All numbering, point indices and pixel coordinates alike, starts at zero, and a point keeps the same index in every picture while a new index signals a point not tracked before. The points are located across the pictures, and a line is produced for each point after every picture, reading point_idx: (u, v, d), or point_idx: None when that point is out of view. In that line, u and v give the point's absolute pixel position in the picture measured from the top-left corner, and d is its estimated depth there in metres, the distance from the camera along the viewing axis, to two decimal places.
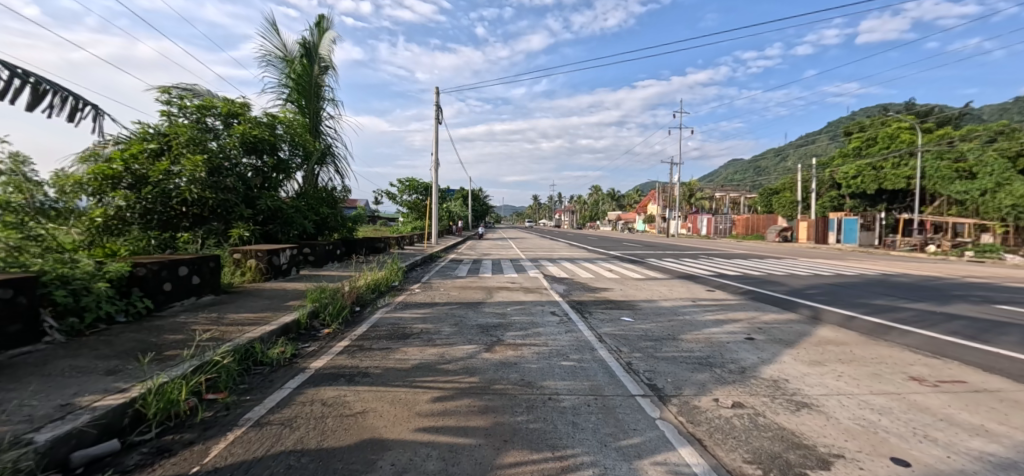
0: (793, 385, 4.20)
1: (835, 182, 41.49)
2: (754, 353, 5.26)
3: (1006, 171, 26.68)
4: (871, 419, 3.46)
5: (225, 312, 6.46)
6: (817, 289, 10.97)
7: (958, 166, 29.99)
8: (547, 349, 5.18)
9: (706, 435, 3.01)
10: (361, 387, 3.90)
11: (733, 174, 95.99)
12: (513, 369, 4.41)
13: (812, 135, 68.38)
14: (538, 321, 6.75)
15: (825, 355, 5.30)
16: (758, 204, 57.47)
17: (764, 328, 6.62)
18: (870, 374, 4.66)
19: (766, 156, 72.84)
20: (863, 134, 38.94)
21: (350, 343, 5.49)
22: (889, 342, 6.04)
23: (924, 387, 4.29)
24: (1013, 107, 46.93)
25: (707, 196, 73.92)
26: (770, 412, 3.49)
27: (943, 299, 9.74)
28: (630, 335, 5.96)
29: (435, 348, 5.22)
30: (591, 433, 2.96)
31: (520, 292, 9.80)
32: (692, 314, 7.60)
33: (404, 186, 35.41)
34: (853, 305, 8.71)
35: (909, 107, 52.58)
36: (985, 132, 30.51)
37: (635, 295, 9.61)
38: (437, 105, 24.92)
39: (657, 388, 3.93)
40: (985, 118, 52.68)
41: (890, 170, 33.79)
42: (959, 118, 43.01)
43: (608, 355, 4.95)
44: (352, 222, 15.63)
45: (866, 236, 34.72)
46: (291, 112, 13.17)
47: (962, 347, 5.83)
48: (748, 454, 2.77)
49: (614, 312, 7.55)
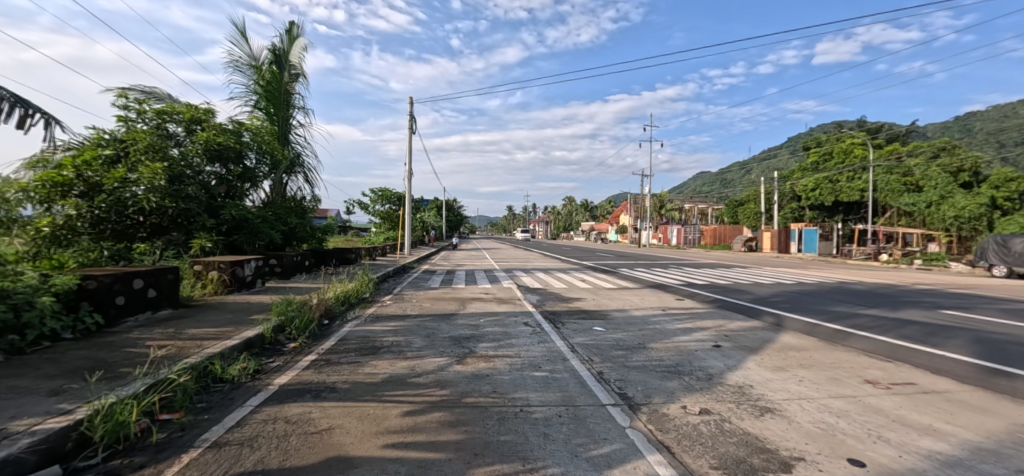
0: (758, 390, 4.33)
1: (796, 195, 43.42)
2: (721, 360, 5.40)
3: (948, 185, 29.20)
4: (830, 422, 3.61)
5: (184, 327, 6.13)
6: (780, 297, 11.41)
7: (907, 180, 32.02)
8: (520, 360, 5.17)
9: (674, 443, 3.06)
10: (328, 402, 3.77)
11: (700, 186, 99.23)
12: (485, 381, 4.36)
13: (774, 149, 71.82)
14: (511, 332, 6.75)
15: (787, 361, 5.51)
16: (724, 216, 59.68)
17: (730, 336, 6.82)
18: (829, 378, 4.86)
19: (732, 169, 76.16)
20: (821, 149, 41.28)
21: (316, 358, 5.32)
22: (847, 347, 6.34)
23: (878, 390, 4.51)
24: (953, 126, 50.79)
25: (677, 207, 75.93)
26: (736, 418, 3.57)
27: (896, 305, 10.31)
28: (602, 344, 6.02)
29: (406, 361, 5.12)
30: (563, 444, 2.96)
31: (493, 303, 9.75)
32: (663, 322, 7.76)
33: (377, 195, 34.85)
34: (814, 312, 9.10)
35: (862, 124, 55.98)
36: (929, 148, 32.80)
37: (608, 304, 9.76)
38: (411, 115, 24.79)
39: (626, 397, 3.97)
40: (929, 134, 56.60)
41: (846, 183, 35.81)
42: (906, 135, 46.17)
43: (580, 365, 4.98)
44: (323, 232, 15.33)
45: (825, 246, 36.44)
46: (258, 119, 12.85)
47: (914, 351, 6.15)
48: (714, 459, 2.84)
49: (587, 322, 7.62)
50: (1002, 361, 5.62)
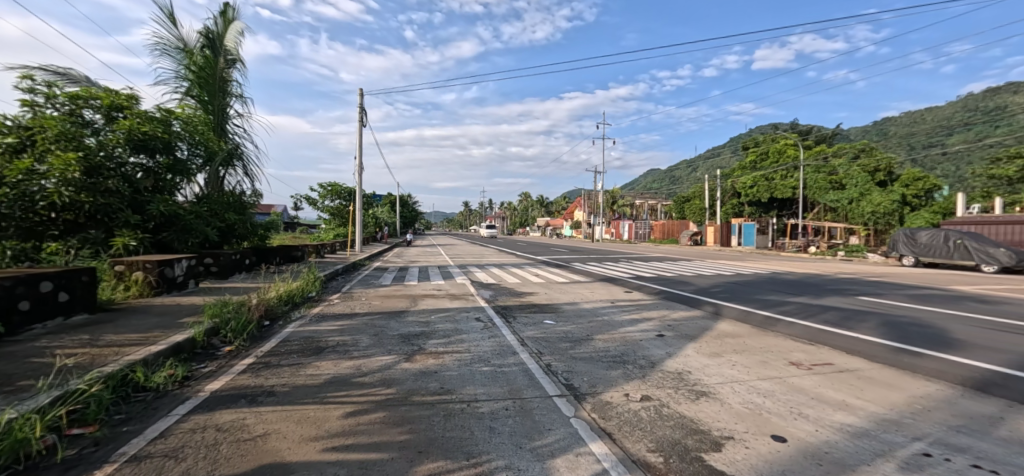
0: (695, 375, 4.58)
1: (736, 191, 46.11)
2: (663, 348, 5.66)
3: (867, 183, 31.84)
4: (757, 402, 3.88)
5: (102, 333, 5.61)
6: (720, 287, 12.12)
7: (832, 178, 34.91)
8: (469, 356, 5.16)
9: (616, 429, 3.17)
10: (265, 407, 3.58)
11: (650, 182, 103.13)
12: (433, 377, 4.32)
13: (718, 148, 75.86)
14: (462, 328, 6.72)
15: (722, 347, 5.86)
16: (672, 211, 62.37)
17: (673, 325, 7.17)
18: (759, 362, 5.22)
19: (679, 167, 79.75)
20: (758, 149, 44.12)
21: (254, 361, 5.04)
22: (776, 332, 6.84)
23: (801, 371, 4.90)
24: (872, 129, 55.80)
25: (628, 203, 78.28)
26: (674, 403, 3.76)
27: (821, 293, 11.25)
28: (551, 337, 6.13)
29: (352, 360, 4.96)
30: (508, 437, 2.98)
31: (446, 299, 9.65)
32: (611, 314, 8.03)
33: (326, 190, 33.41)
34: (749, 301, 9.74)
35: (795, 126, 60.32)
36: (851, 150, 35.88)
37: (559, 298, 9.95)
38: (361, 107, 23.91)
39: (573, 387, 4.07)
40: (852, 136, 61.81)
41: (780, 181, 38.48)
42: (832, 137, 50.22)
43: (529, 358, 5.04)
44: (265, 228, 14.51)
45: (761, 239, 39.06)
46: (190, 107, 11.92)
47: (832, 334, 6.74)
48: (652, 443, 2.97)
49: (537, 316, 7.73)
50: (906, 341, 6.28)
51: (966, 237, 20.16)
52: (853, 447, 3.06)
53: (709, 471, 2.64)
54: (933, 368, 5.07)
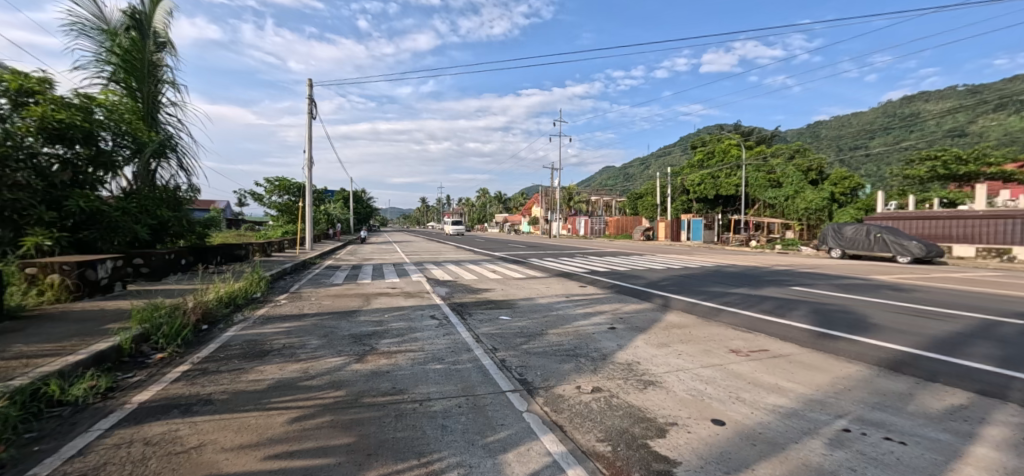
0: (643, 366, 4.77)
1: (685, 188, 48.25)
2: (614, 341, 5.84)
3: (801, 182, 34.60)
4: (701, 389, 4.09)
5: (9, 343, 5.05)
6: (668, 280, 12.69)
7: (771, 177, 37.50)
8: (423, 354, 5.09)
9: (567, 422, 3.24)
10: (201, 416, 3.37)
11: (605, 180, 105.87)
12: (384, 378, 4.23)
13: (668, 147, 79.01)
14: (416, 326, 6.63)
15: (670, 337, 6.14)
16: (626, 208, 64.32)
17: (624, 317, 7.43)
18: (702, 350, 5.51)
19: (633, 165, 82.36)
20: (704, 149, 46.41)
21: (190, 368, 4.72)
22: (718, 322, 7.25)
23: (740, 357, 5.23)
24: (806, 132, 60.18)
25: (585, 199, 79.81)
26: (623, 393, 3.90)
27: (759, 284, 12.04)
28: (505, 333, 6.17)
29: (299, 363, 4.76)
30: (460, 434, 2.97)
31: (400, 297, 9.47)
32: (565, 308, 8.19)
33: (273, 185, 31.69)
34: (695, 293, 10.26)
35: (738, 127, 63.88)
36: (787, 150, 38.52)
37: (515, 294, 10.03)
38: (311, 99, 22.86)
39: (526, 382, 4.12)
40: (788, 137, 66.34)
41: (724, 179, 40.74)
42: (771, 139, 53.73)
43: (483, 355, 5.05)
44: (204, 226, 13.59)
45: (708, 234, 41.16)
46: (115, 94, 10.89)
47: (768, 322, 7.23)
48: (601, 433, 3.07)
49: (493, 312, 7.75)
50: (832, 327, 6.84)
51: (884, 231, 22.26)
52: (783, 427, 3.31)
53: (653, 456, 2.76)
54: (854, 350, 5.57)
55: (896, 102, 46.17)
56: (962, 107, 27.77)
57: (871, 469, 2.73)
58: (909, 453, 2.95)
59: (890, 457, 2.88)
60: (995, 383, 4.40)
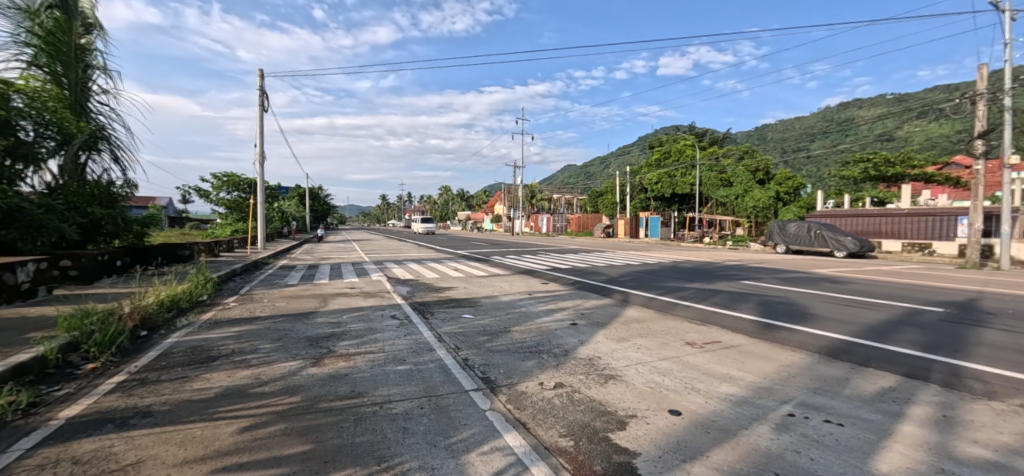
0: (604, 360, 4.87)
1: (643, 187, 49.73)
2: (576, 336, 5.94)
3: (750, 182, 36.59)
4: (658, 381, 4.23)
5: None
6: (628, 276, 13.05)
7: (723, 177, 39.34)
8: (383, 355, 4.97)
9: (530, 419, 3.26)
10: (138, 430, 3.12)
11: (567, 178, 107.24)
12: (342, 381, 4.09)
13: (627, 147, 81.06)
14: (376, 327, 6.46)
15: (629, 332, 6.31)
16: (587, 206, 65.47)
17: (585, 313, 7.57)
18: (660, 344, 5.70)
19: (594, 164, 83.97)
20: (662, 148, 47.99)
21: (127, 378, 4.37)
22: (674, 316, 7.53)
23: (695, 349, 5.45)
24: (755, 134, 63.48)
25: (547, 197, 80.47)
26: (585, 388, 3.97)
27: (712, 279, 12.61)
28: (468, 332, 6.13)
29: (250, 369, 4.52)
30: (422, 436, 2.92)
31: (360, 297, 9.20)
32: (528, 305, 8.24)
33: (220, 181, 29.88)
34: (653, 288, 10.61)
35: (693, 129, 66.44)
36: (737, 151, 40.53)
37: (478, 292, 9.98)
38: (262, 90, 21.72)
39: (489, 380, 4.11)
40: (738, 139, 69.69)
41: (680, 178, 42.31)
42: (722, 140, 56.27)
43: (445, 354, 4.99)
44: (143, 225, 12.63)
45: (665, 232, 42.61)
46: (36, 78, 9.89)
47: (721, 315, 7.58)
48: (563, 428, 3.11)
49: (455, 310, 7.68)
50: (777, 318, 7.26)
51: (823, 228, 23.88)
52: (735, 414, 3.48)
53: (614, 449, 2.82)
54: (797, 339, 5.94)
55: (833, 108, 49.64)
56: (890, 114, 30.22)
57: (814, 450, 2.92)
58: (846, 434, 3.17)
59: (829, 438, 3.10)
60: (919, 366, 4.82)
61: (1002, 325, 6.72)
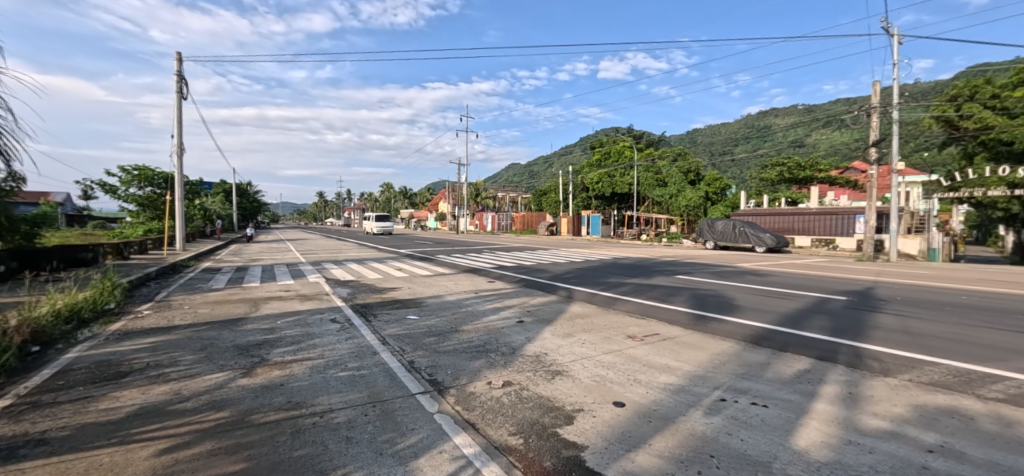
0: (550, 356, 4.96)
1: (585, 186, 51.28)
2: (523, 334, 5.99)
3: (682, 183, 38.95)
4: (602, 374, 4.37)
5: None
6: (571, 273, 13.41)
7: (658, 177, 41.54)
8: (323, 361, 4.72)
9: (479, 419, 3.23)
10: (29, 462, 2.71)
11: (511, 176, 108.02)
12: (278, 391, 3.83)
13: (570, 147, 83.16)
14: (314, 331, 6.12)
15: (574, 327, 6.48)
16: (531, 204, 66.38)
17: (531, 311, 7.65)
18: (603, 338, 5.90)
19: (538, 163, 85.32)
20: (602, 149, 49.77)
21: (15, 402, 3.80)
22: (616, 311, 7.81)
23: (635, 342, 5.70)
24: (686, 138, 67.63)
25: (492, 195, 80.57)
26: (533, 384, 4.01)
27: (649, 274, 13.29)
28: (414, 333, 5.98)
29: (169, 384, 4.10)
30: (367, 444, 2.81)
31: (296, 301, 8.67)
32: (474, 304, 8.19)
33: (131, 175, 26.90)
34: (595, 284, 10.97)
35: (631, 131, 69.52)
36: (671, 154, 42.93)
37: (423, 292, 9.78)
38: (180, 76, 19.78)
39: (437, 382, 4.02)
40: (672, 142, 73.87)
41: (619, 178, 44.10)
42: (658, 143, 59.38)
43: (390, 357, 4.83)
44: (33, 225, 11.05)
45: (606, 229, 44.23)
46: None
47: (658, 308, 7.98)
48: (513, 426, 3.11)
49: (400, 312, 7.46)
50: (709, 310, 7.78)
51: (746, 225, 25.99)
52: (673, 402, 3.68)
53: (563, 443, 2.87)
54: (726, 329, 6.40)
55: (754, 116, 54.18)
56: (801, 122, 33.44)
57: (743, 431, 3.15)
58: (770, 414, 3.46)
59: (756, 419, 3.36)
60: (828, 349, 5.38)
61: (893, 311, 7.66)
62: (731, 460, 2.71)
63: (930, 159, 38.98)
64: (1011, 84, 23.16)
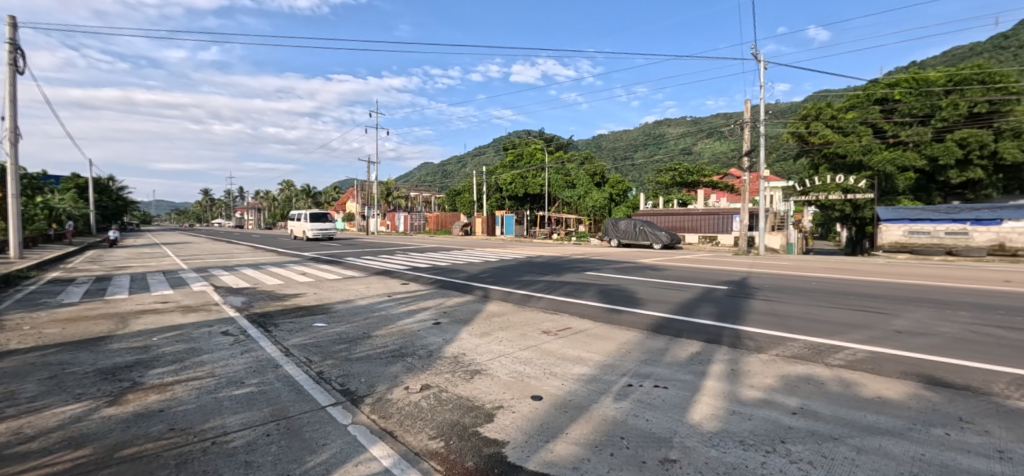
0: (469, 356, 4.94)
1: (498, 186, 52.01)
2: (440, 336, 5.89)
3: (589, 185, 41.30)
4: (520, 370, 4.47)
5: None
6: (487, 272, 13.53)
7: (567, 179, 43.58)
8: (213, 379, 4.20)
9: (397, 426, 3.12)
10: None
11: (424, 176, 105.64)
12: (156, 419, 3.32)
13: (483, 148, 83.68)
14: (202, 347, 5.41)
15: (491, 326, 6.53)
16: (445, 204, 65.58)
17: (448, 312, 7.56)
18: (519, 335, 6.03)
19: (452, 162, 84.78)
20: (515, 151, 50.92)
21: None
22: (531, 308, 8.03)
23: (550, 337, 5.92)
24: (592, 142, 71.88)
25: (405, 195, 78.06)
26: (452, 386, 3.97)
27: (561, 271, 13.93)
28: (321, 342, 5.57)
29: (4, 423, 3.34)
30: (272, 466, 2.56)
31: (177, 313, 7.60)
32: (387, 308, 7.87)
33: None
34: (511, 283, 11.19)
35: (543, 134, 72.02)
36: (578, 157, 45.29)
37: (331, 297, 9.16)
38: (13, 46, 16.23)
39: (349, 392, 3.80)
40: (580, 146, 77.95)
41: (531, 180, 45.46)
42: (567, 146, 62.28)
43: (295, 369, 4.46)
44: None
45: (519, 229, 45.28)
46: None
47: (570, 304, 8.38)
48: (433, 430, 3.06)
49: (304, 320, 6.89)
50: (615, 303, 8.36)
51: (645, 225, 28.37)
52: (586, 391, 3.90)
53: (484, 442, 2.88)
54: (631, 320, 6.93)
55: (650, 125, 59.39)
56: (689, 133, 37.39)
57: (648, 412, 3.44)
58: (670, 394, 3.82)
59: (658, 400, 3.69)
60: (714, 333, 6.10)
61: (763, 297, 8.92)
62: (639, 439, 2.95)
63: (787, 167, 46.01)
64: (844, 107, 28.47)
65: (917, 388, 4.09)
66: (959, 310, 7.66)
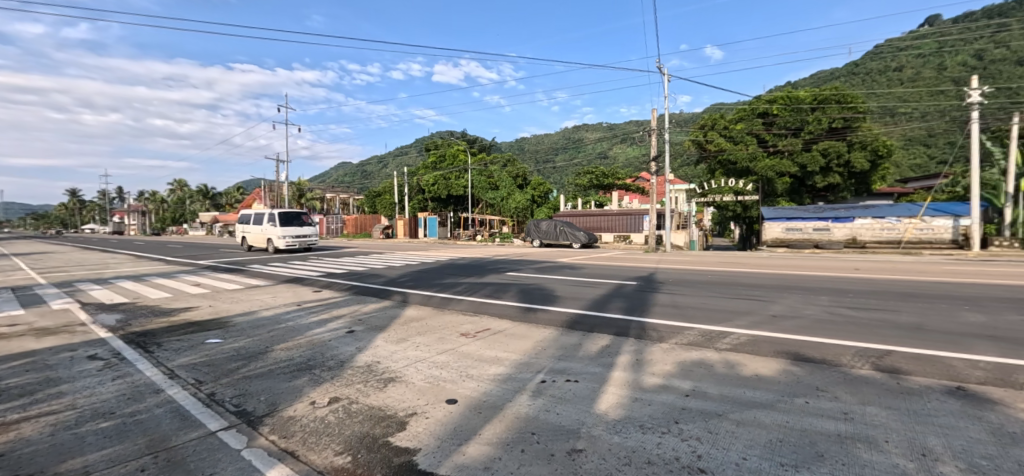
0: (382, 364, 4.78)
1: (421, 188, 50.85)
2: (353, 345, 5.62)
3: (511, 187, 41.85)
4: (436, 374, 4.43)
5: None
6: (407, 276, 13.17)
7: (490, 181, 43.79)
8: (74, 413, 3.62)
9: (299, 445, 2.93)
10: None
11: (342, 176, 99.99)
12: None
13: (405, 148, 81.30)
14: (60, 375, 4.62)
15: (408, 332, 6.38)
16: (365, 206, 62.65)
17: (363, 319, 7.24)
18: (437, 339, 5.96)
19: (371, 162, 81.24)
20: (437, 152, 50.13)
21: None
22: (451, 311, 7.97)
23: (469, 339, 5.93)
24: (515, 145, 73.26)
25: (319, 196, 73.20)
26: (363, 396, 3.82)
27: (482, 272, 14.00)
28: (215, 360, 5.04)
29: None
30: None
31: (26, 336, 6.40)
32: (295, 318, 7.34)
33: None
34: (431, 286, 11.01)
35: (466, 135, 71.84)
36: (501, 159, 45.80)
37: (230, 309, 8.33)
38: None
39: (246, 413, 3.48)
40: (503, 148, 79.01)
41: (454, 181, 45.03)
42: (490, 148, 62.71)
43: (181, 393, 3.99)
44: None
45: (442, 231, 44.62)
46: None
47: (491, 305, 8.43)
48: (340, 445, 2.92)
49: (195, 336, 6.18)
50: (534, 302, 8.58)
51: (565, 225, 29.47)
52: (501, 390, 3.97)
53: (394, 452, 2.81)
54: (548, 318, 7.18)
55: (569, 130, 62.01)
56: (604, 138, 39.55)
57: (559, 406, 3.60)
58: (580, 387, 4.03)
59: (569, 393, 3.88)
60: (623, 326, 6.52)
61: (666, 290, 9.74)
62: (549, 433, 3.07)
63: (689, 172, 50.65)
64: (734, 119, 32.09)
65: (786, 364, 4.73)
66: (820, 295, 9.00)
